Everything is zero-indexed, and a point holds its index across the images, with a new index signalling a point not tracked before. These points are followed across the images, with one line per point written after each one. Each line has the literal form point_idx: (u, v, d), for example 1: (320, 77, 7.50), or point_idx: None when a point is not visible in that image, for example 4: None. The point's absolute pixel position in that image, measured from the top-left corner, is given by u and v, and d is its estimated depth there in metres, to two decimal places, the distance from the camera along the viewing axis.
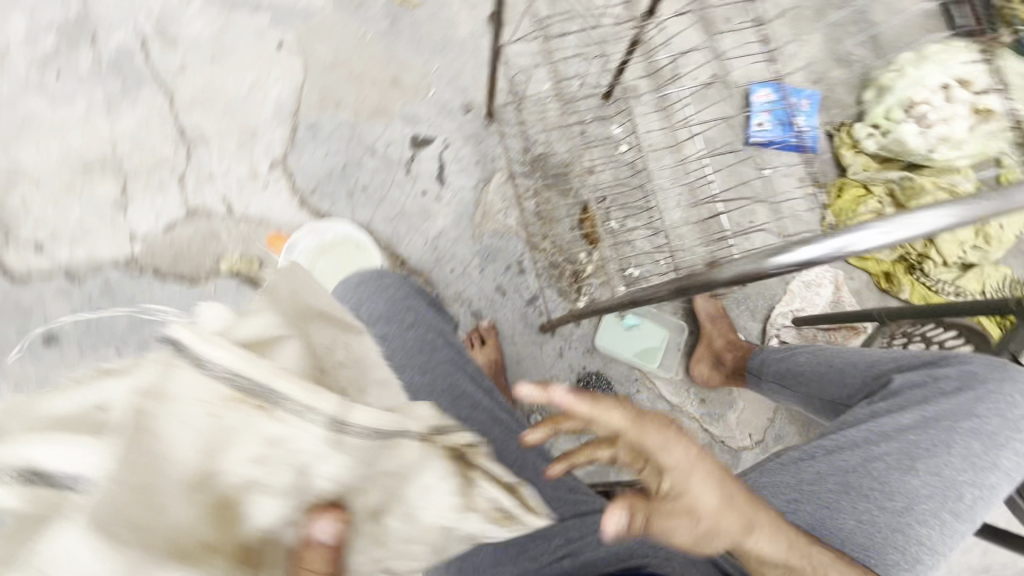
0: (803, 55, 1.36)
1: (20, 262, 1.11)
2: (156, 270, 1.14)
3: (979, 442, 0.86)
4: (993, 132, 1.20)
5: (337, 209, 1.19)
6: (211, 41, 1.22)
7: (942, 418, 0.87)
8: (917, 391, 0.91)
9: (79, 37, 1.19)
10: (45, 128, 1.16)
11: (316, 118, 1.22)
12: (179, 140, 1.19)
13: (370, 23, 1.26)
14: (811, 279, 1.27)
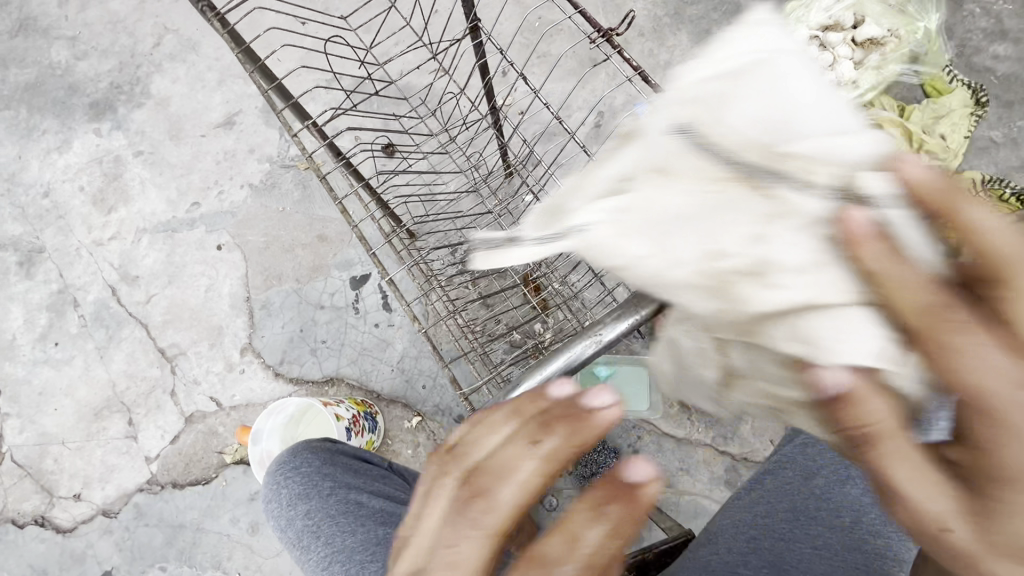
0: (677, 59, 1.38)
1: (68, 516, 1.26)
2: (173, 482, 1.25)
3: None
4: (883, 60, 1.18)
5: (305, 366, 1.28)
6: (165, 266, 1.39)
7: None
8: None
9: (66, 308, 1.39)
10: (59, 392, 1.34)
11: (266, 297, 1.34)
12: (164, 356, 1.33)
13: (288, 195, 1.40)
14: None
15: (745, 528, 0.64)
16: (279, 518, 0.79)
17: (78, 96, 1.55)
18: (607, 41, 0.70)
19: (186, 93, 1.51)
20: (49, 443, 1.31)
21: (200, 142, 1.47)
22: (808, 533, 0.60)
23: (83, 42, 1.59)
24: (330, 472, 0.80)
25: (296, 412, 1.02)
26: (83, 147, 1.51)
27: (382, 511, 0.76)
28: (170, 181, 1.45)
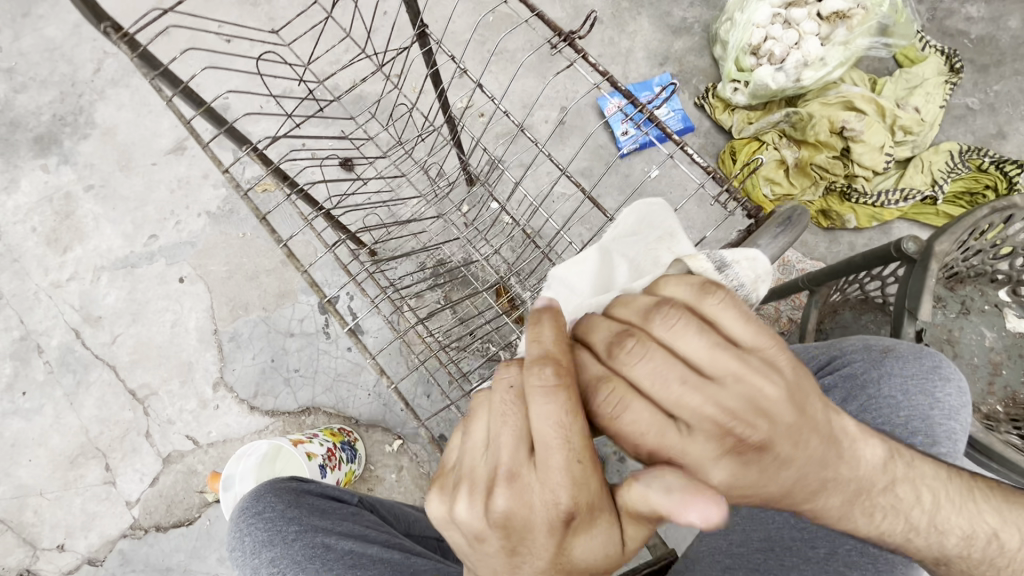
0: (638, 46, 1.32)
1: (54, 567, 1.24)
2: (157, 526, 1.22)
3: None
4: (850, 34, 1.12)
5: (279, 397, 1.25)
6: (127, 303, 1.35)
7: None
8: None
9: (30, 354, 1.35)
10: (32, 443, 1.30)
11: (233, 328, 1.30)
12: (134, 399, 1.29)
13: (247, 219, 1.35)
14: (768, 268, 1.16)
15: (720, 558, 0.61)
16: (243, 568, 0.68)
17: (21, 131, 1.49)
18: (570, 46, 0.70)
19: (133, 120, 1.45)
20: (24, 497, 1.28)
21: (152, 171, 1.41)
22: (783, 563, 0.58)
23: (20, 73, 1.51)
24: (295, 515, 0.68)
25: (268, 452, 0.99)
26: (32, 185, 1.45)
27: (354, 555, 0.65)
28: (123, 214, 1.40)
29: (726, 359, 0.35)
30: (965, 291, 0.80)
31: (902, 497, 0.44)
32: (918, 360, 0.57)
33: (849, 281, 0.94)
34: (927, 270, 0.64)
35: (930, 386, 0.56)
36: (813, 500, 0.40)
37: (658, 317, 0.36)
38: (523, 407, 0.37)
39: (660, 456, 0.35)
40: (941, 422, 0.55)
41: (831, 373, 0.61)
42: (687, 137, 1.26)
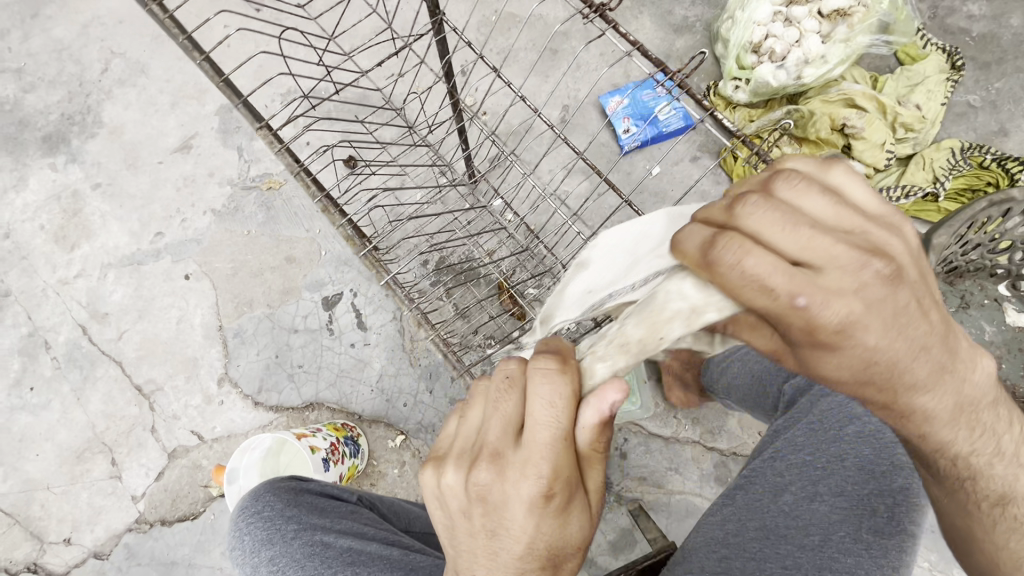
0: (640, 45, 1.33)
1: (60, 560, 1.25)
2: (162, 520, 1.24)
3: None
4: (851, 32, 1.13)
5: (283, 393, 1.26)
6: (133, 300, 1.36)
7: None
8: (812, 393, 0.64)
9: (38, 350, 1.36)
10: (39, 438, 1.32)
11: (238, 325, 1.31)
12: (139, 394, 1.31)
13: (251, 217, 1.36)
14: None
15: (717, 547, 0.61)
16: (244, 567, 0.67)
17: (30, 130, 1.51)
18: (601, 15, 0.70)
19: (139, 119, 1.47)
20: (31, 491, 1.29)
21: (158, 169, 1.43)
22: (778, 551, 0.56)
23: (29, 73, 1.53)
24: (294, 513, 0.66)
25: (273, 446, 1.01)
26: (40, 184, 1.47)
27: (350, 553, 0.63)
28: (129, 212, 1.42)
29: (851, 215, 0.37)
30: (964, 285, 0.81)
31: (994, 419, 0.46)
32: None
33: None
34: (925, 263, 0.64)
35: None
36: (929, 391, 0.40)
37: (779, 181, 0.37)
38: (519, 395, 0.41)
39: (800, 296, 0.33)
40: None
41: None
42: (688, 135, 1.26)
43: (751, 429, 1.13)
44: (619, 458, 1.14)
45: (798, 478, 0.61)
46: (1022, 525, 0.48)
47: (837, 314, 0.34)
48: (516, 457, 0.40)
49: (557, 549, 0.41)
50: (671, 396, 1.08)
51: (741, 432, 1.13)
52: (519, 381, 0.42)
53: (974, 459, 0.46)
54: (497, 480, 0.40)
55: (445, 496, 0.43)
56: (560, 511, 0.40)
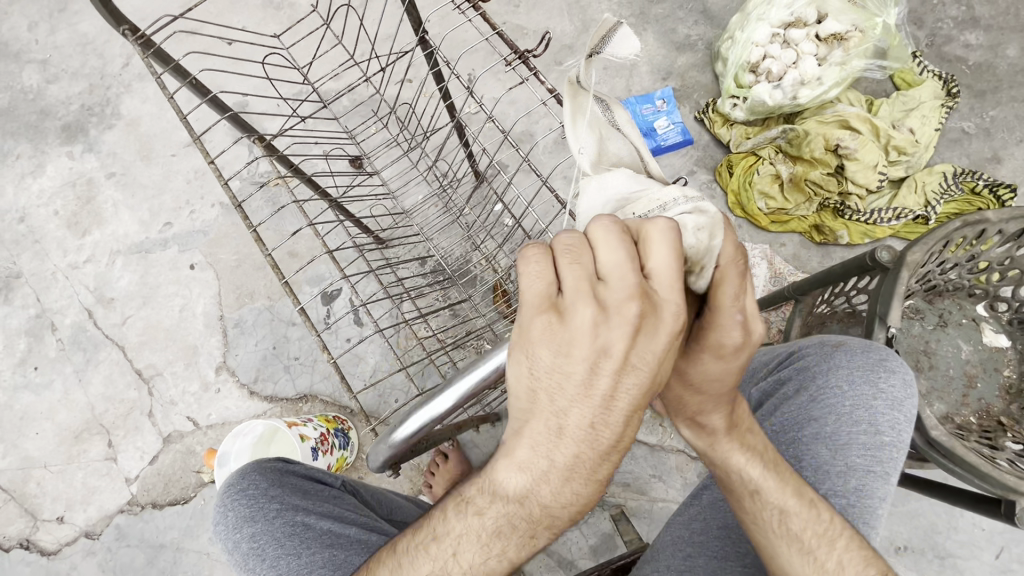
0: (642, 60, 1.37)
1: (52, 538, 1.27)
2: (153, 503, 1.26)
3: (830, 441, 0.58)
4: (846, 56, 1.15)
5: (278, 383, 1.29)
6: (139, 287, 1.40)
7: (818, 429, 0.59)
8: (778, 395, 0.64)
9: (44, 331, 1.40)
10: (40, 417, 1.35)
11: (238, 315, 1.34)
12: (139, 379, 1.34)
13: (256, 211, 1.40)
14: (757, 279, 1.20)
15: (682, 546, 0.62)
16: (223, 540, 0.67)
17: (50, 119, 1.56)
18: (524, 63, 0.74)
19: (156, 113, 1.52)
20: (29, 468, 1.32)
21: (171, 162, 1.47)
22: (739, 550, 0.58)
23: (54, 65, 1.59)
24: (277, 493, 0.66)
25: (263, 433, 1.02)
26: (57, 171, 1.52)
27: (332, 536, 0.65)
28: (139, 202, 1.46)
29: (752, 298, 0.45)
30: (943, 304, 0.83)
31: (758, 441, 0.51)
32: (865, 352, 0.61)
33: (834, 294, 0.96)
34: (898, 279, 0.66)
35: (876, 377, 0.60)
36: (712, 418, 0.48)
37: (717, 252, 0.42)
38: (641, 247, 0.39)
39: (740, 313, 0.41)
40: (885, 412, 0.59)
41: (789, 366, 0.65)
42: (686, 149, 1.29)
43: None
44: None
45: None
46: (803, 543, 0.51)
47: (740, 335, 0.41)
48: (654, 306, 0.38)
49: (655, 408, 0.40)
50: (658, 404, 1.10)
51: None
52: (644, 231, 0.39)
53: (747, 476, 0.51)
54: (644, 322, 0.38)
55: (571, 346, 0.38)
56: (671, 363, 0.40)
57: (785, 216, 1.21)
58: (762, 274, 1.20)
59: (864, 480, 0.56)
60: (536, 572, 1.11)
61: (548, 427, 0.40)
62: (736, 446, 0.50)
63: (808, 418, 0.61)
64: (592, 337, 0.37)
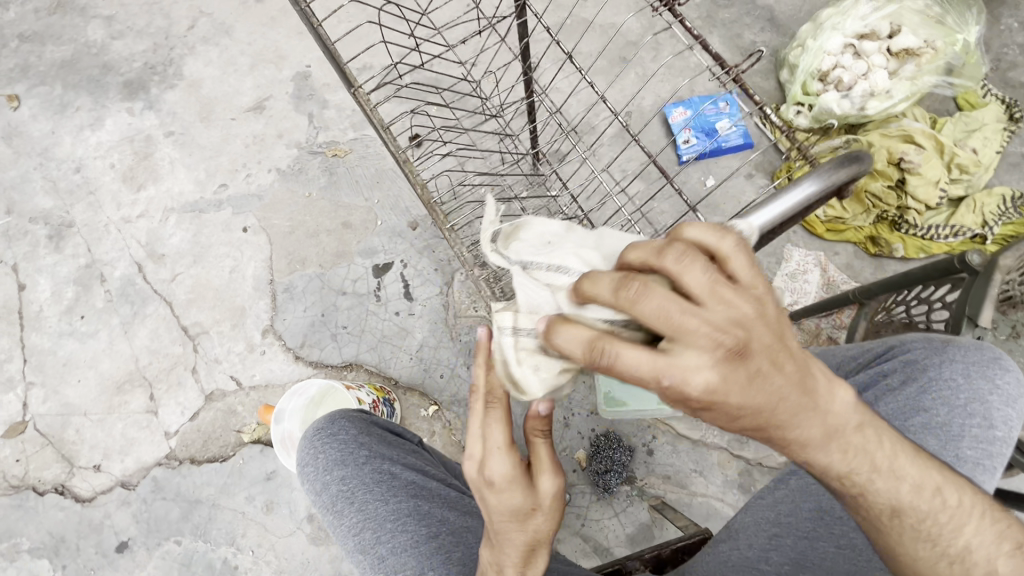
0: (706, 62, 1.38)
1: (87, 485, 1.28)
2: (192, 458, 1.27)
3: (941, 432, 0.62)
4: (918, 70, 1.17)
5: (323, 350, 1.30)
6: (191, 246, 1.41)
7: (927, 420, 0.63)
8: (879, 386, 0.68)
9: (93, 282, 1.41)
10: (83, 365, 1.36)
11: (289, 281, 1.35)
12: (185, 335, 1.35)
13: (311, 180, 1.41)
14: (812, 285, 1.21)
15: (769, 526, 0.65)
16: (310, 483, 0.69)
17: (112, 75, 1.58)
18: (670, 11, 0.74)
19: (218, 76, 1.53)
20: (68, 415, 1.33)
21: (230, 125, 1.49)
22: (833, 531, 0.61)
23: (119, 21, 1.61)
24: (366, 440, 0.69)
25: (316, 395, 1.04)
26: (116, 125, 1.53)
27: (417, 486, 0.66)
28: (196, 163, 1.47)
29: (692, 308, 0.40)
30: (1017, 316, 0.84)
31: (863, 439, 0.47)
32: (979, 350, 0.65)
33: (896, 301, 0.97)
34: (990, 281, 0.70)
35: (992, 373, 0.64)
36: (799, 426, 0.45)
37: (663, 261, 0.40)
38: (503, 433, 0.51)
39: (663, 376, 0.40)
40: (999, 407, 0.63)
41: (892, 359, 0.69)
42: (745, 153, 1.31)
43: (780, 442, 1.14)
44: (646, 454, 1.16)
45: None
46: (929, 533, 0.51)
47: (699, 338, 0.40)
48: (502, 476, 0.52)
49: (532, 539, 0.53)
50: None
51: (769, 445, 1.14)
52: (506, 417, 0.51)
53: (855, 478, 0.49)
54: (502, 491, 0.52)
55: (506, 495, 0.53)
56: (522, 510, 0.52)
57: (842, 225, 1.22)
58: (816, 280, 1.21)
59: (975, 471, 0.61)
60: (572, 556, 1.12)
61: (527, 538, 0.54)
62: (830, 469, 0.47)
63: (916, 407, 0.65)
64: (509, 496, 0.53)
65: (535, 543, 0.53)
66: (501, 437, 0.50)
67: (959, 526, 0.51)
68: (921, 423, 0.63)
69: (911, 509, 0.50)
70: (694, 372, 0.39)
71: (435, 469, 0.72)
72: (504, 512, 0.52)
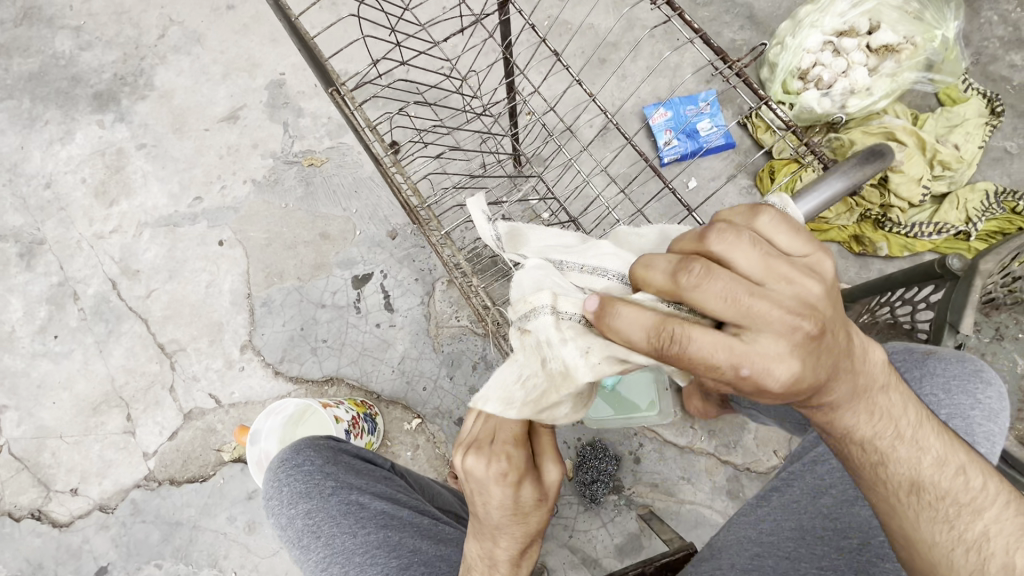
0: (686, 61, 1.36)
1: (65, 510, 1.25)
2: (171, 479, 1.24)
3: None
4: (897, 67, 1.16)
5: (302, 364, 1.27)
6: (166, 261, 1.38)
7: None
8: None
9: (66, 300, 1.38)
10: (57, 386, 1.33)
11: (267, 294, 1.32)
12: (161, 353, 1.32)
13: (287, 190, 1.39)
14: None
15: (750, 546, 0.65)
16: (278, 516, 0.68)
17: (82, 86, 1.54)
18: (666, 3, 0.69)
19: (191, 86, 1.50)
20: (43, 437, 1.30)
21: (204, 136, 1.46)
22: (814, 552, 0.61)
23: (87, 31, 1.57)
24: (333, 471, 0.69)
25: (293, 413, 1.02)
26: (86, 139, 1.50)
27: (386, 515, 0.65)
28: (169, 175, 1.44)
29: (770, 267, 0.40)
30: (999, 317, 0.85)
31: (890, 402, 0.49)
32: (960, 363, 0.64)
33: (880, 303, 0.95)
34: (971, 287, 0.68)
35: (972, 387, 0.63)
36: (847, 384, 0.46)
37: (711, 240, 0.40)
38: (490, 460, 0.50)
39: (741, 366, 0.39)
40: (981, 422, 0.61)
41: None
42: (727, 154, 1.29)
43: (768, 446, 1.13)
44: (633, 463, 1.14)
45: (838, 481, 0.62)
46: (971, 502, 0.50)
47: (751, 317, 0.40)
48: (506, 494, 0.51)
49: (528, 544, 0.54)
50: (692, 407, 1.08)
51: (758, 449, 1.13)
52: (488, 442, 0.52)
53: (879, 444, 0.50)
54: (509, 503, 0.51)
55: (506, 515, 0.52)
56: (528, 517, 0.52)
57: (825, 225, 1.21)
58: None
59: None
60: (561, 569, 1.10)
61: (524, 550, 0.54)
62: (881, 411, 0.49)
63: None
64: (512, 517, 0.52)
65: (529, 537, 0.54)
66: (514, 424, 0.51)
67: (979, 510, 0.50)
68: None
69: (932, 482, 0.50)
70: (772, 356, 0.39)
71: (407, 494, 0.71)
72: (504, 508, 0.51)
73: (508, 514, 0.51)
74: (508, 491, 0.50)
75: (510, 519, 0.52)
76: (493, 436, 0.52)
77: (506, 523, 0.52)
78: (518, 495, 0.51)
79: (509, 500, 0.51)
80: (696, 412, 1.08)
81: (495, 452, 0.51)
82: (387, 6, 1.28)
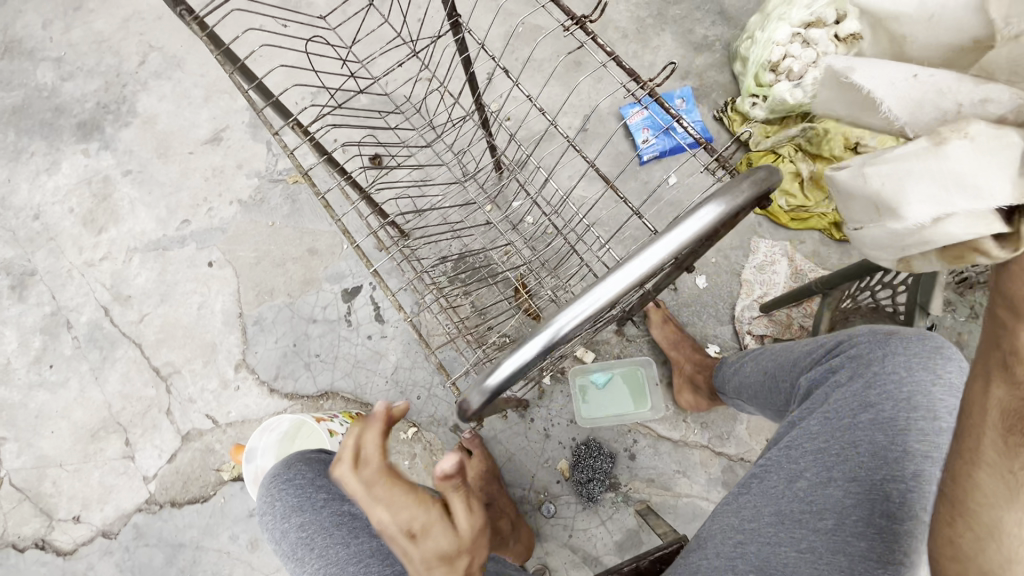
0: (661, 60, 1.38)
1: (68, 538, 1.26)
2: (172, 501, 1.25)
3: (889, 426, 0.63)
4: None
5: (296, 380, 1.28)
6: (156, 285, 1.39)
7: (876, 415, 0.64)
8: (829, 383, 0.69)
9: (59, 329, 1.39)
10: (55, 415, 1.34)
11: (258, 312, 1.34)
12: (156, 377, 1.33)
13: (273, 208, 1.40)
14: (781, 275, 1.21)
15: (734, 534, 0.66)
16: (272, 531, 0.69)
17: (65, 117, 1.55)
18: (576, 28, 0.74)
19: (173, 110, 1.51)
20: (43, 467, 1.31)
21: (188, 159, 1.47)
22: (793, 536, 0.63)
23: (68, 62, 1.58)
24: (324, 483, 0.70)
25: (288, 429, 1.03)
26: (72, 168, 1.51)
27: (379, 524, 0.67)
28: (155, 200, 1.45)
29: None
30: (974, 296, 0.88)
31: None
32: (920, 342, 0.66)
33: (861, 288, 0.98)
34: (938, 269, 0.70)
35: (933, 364, 0.65)
36: None
37: None
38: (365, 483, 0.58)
39: None
40: (942, 398, 0.63)
41: (841, 355, 0.70)
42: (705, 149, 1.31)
43: (760, 435, 1.14)
44: (628, 459, 1.15)
45: (813, 464, 0.65)
46: None
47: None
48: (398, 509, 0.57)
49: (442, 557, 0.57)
50: (683, 399, 1.11)
51: (750, 439, 1.14)
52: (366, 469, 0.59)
53: None
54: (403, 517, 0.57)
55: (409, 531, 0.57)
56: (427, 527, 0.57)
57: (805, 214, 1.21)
58: (785, 270, 1.21)
59: (932, 462, 0.60)
60: (562, 568, 1.11)
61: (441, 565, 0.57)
62: None
63: (866, 402, 0.65)
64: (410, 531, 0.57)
65: (436, 551, 0.57)
66: (377, 445, 0.60)
67: None
68: (871, 417, 0.64)
69: None
70: None
71: None
72: (397, 523, 0.57)
73: (407, 528, 0.57)
74: (395, 506, 0.57)
75: (410, 533, 0.57)
76: (366, 462, 0.60)
77: (406, 540, 0.57)
78: (408, 507, 0.57)
79: (404, 510, 0.57)
80: (687, 404, 1.11)
81: (375, 475, 0.58)
82: (363, 23, 1.30)
